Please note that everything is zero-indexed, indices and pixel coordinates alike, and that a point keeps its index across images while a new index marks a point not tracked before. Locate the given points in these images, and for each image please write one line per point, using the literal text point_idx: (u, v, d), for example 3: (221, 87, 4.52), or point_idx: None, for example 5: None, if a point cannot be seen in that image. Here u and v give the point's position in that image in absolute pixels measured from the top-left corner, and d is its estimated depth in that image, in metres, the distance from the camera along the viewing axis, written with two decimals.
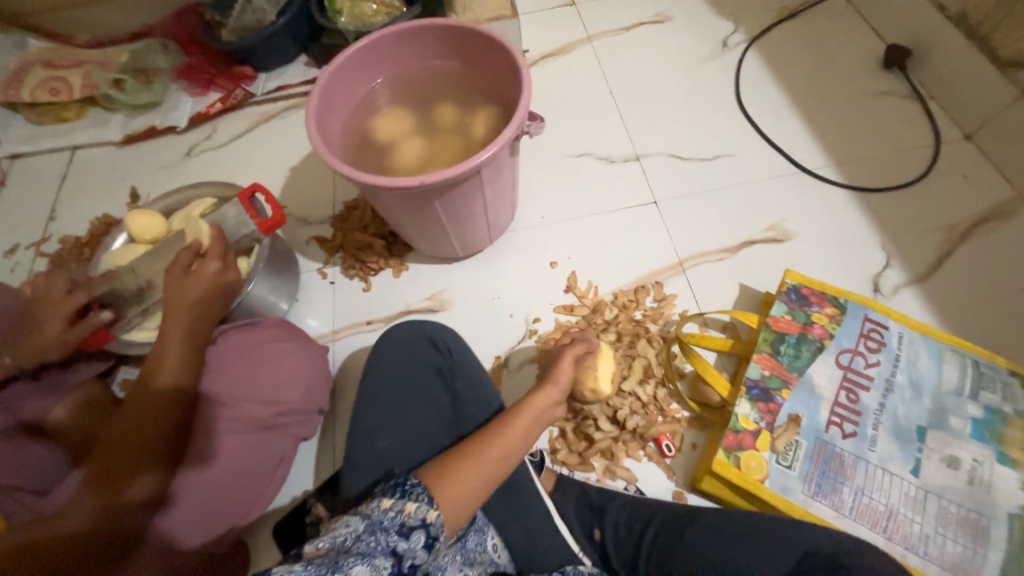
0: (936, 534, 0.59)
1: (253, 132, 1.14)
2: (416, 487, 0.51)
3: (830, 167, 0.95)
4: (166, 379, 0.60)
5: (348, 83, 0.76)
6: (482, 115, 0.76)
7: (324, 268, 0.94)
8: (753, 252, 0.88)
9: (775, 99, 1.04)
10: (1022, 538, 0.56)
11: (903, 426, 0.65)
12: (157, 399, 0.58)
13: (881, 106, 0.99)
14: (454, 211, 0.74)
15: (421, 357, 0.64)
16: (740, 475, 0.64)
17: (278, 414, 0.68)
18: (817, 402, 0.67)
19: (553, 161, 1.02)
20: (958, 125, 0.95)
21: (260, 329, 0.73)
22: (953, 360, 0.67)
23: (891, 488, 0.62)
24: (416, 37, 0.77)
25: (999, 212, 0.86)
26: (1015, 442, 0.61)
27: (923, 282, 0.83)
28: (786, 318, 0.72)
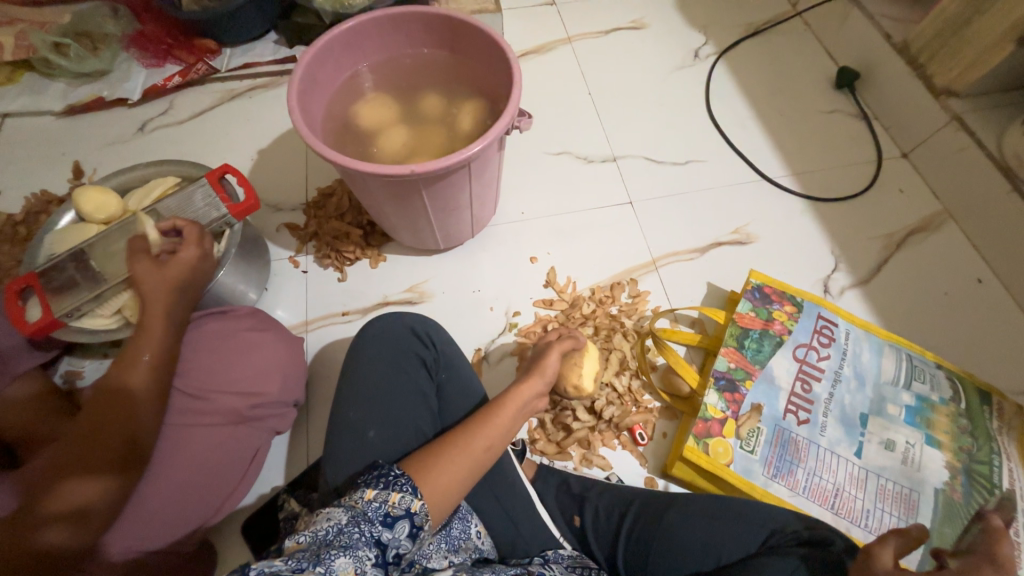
0: (875, 509, 0.66)
1: (216, 110, 1.07)
2: (400, 478, 0.49)
3: (787, 177, 1.02)
4: (137, 380, 0.57)
5: (330, 67, 0.73)
6: (468, 108, 0.75)
7: (296, 256, 0.91)
8: (719, 253, 0.94)
9: (741, 110, 1.10)
10: (944, 510, 0.64)
11: (849, 413, 0.71)
12: (127, 400, 0.55)
13: (832, 122, 1.08)
14: (440, 203, 0.73)
15: (405, 349, 0.63)
16: (708, 460, 0.69)
17: (253, 407, 0.66)
18: (777, 392, 0.73)
19: (533, 158, 1.04)
20: (896, 144, 1.05)
21: (234, 319, 0.70)
22: (890, 354, 0.75)
23: (840, 470, 0.68)
24: (402, 23, 0.75)
25: (929, 224, 0.97)
26: (940, 426, 0.69)
27: (865, 285, 0.91)
28: (749, 315, 0.78)
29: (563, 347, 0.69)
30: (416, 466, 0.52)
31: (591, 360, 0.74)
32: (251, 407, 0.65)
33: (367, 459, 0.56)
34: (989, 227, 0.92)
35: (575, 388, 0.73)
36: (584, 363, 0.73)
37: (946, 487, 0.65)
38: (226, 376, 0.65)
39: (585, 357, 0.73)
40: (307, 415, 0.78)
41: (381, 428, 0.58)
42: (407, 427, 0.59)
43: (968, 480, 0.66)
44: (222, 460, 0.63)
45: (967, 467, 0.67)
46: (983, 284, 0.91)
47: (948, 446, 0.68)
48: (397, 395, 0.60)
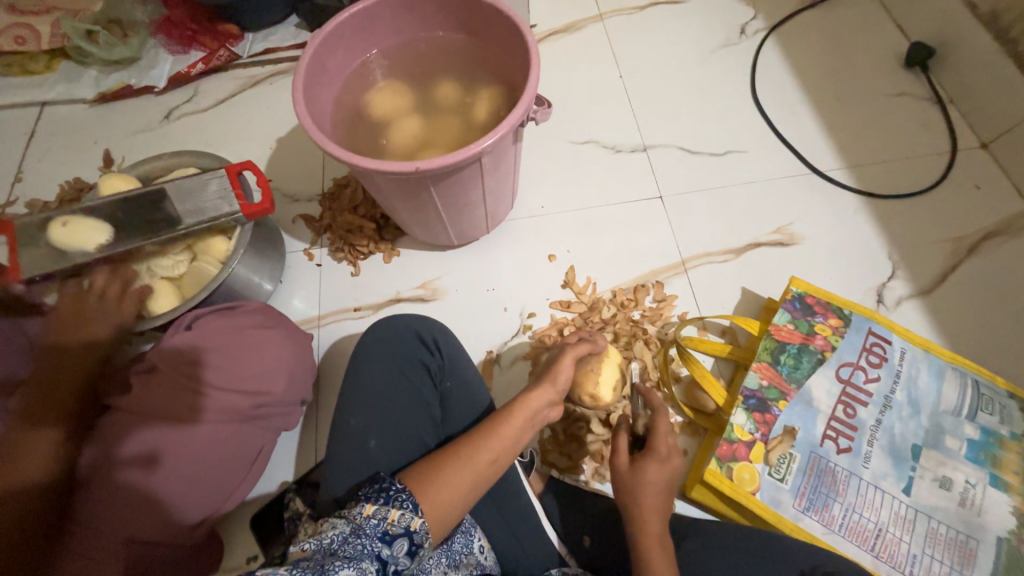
0: (922, 555, 0.58)
1: (237, 96, 1.06)
2: (401, 493, 0.44)
3: (841, 170, 0.91)
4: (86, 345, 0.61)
5: (341, 51, 0.70)
6: (485, 96, 0.70)
7: (310, 248, 0.90)
8: (757, 255, 0.85)
9: (792, 94, 0.99)
10: (1008, 562, 0.56)
11: (899, 444, 0.63)
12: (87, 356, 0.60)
13: (899, 107, 0.95)
14: (452, 198, 0.69)
15: (407, 355, 0.60)
16: (731, 485, 0.63)
17: (254, 407, 0.65)
18: (814, 415, 0.66)
19: (555, 147, 0.98)
20: (975, 133, 0.92)
21: (242, 315, 0.70)
22: (953, 379, 0.66)
23: (885, 508, 0.60)
24: (416, 4, 0.70)
25: (1010, 226, 0.84)
26: (1009, 465, 0.60)
27: (926, 296, 0.81)
28: (788, 327, 0.70)
29: (579, 352, 0.61)
30: (412, 481, 0.46)
31: (610, 367, 0.68)
32: (254, 404, 0.65)
33: (365, 472, 0.53)
34: None
35: (589, 395, 0.67)
36: (600, 370, 0.67)
37: (1011, 537, 0.57)
38: (228, 372, 0.64)
39: (601, 362, 0.67)
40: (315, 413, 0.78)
41: (381, 438, 0.54)
42: (406, 437, 0.55)
43: None
44: (225, 457, 0.63)
45: None
46: None
47: (1018, 489, 0.59)
48: (398, 404, 0.56)
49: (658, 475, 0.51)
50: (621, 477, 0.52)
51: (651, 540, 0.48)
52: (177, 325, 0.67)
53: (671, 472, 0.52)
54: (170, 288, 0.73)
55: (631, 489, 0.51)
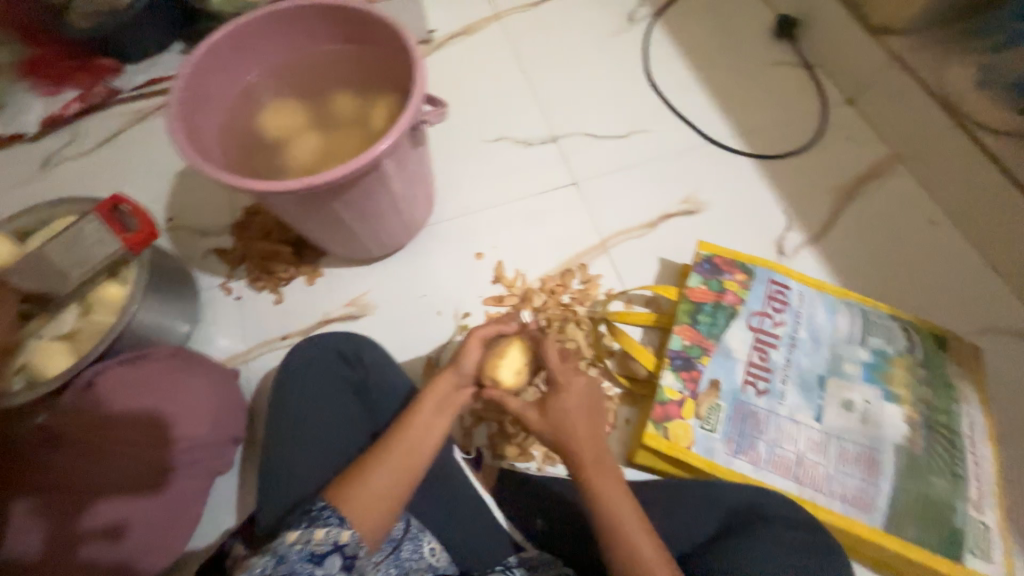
0: (837, 473, 0.63)
1: (125, 133, 0.99)
2: (325, 510, 0.44)
3: (734, 137, 0.99)
4: None
5: (219, 74, 0.67)
6: (380, 104, 0.69)
7: (227, 282, 0.86)
8: (670, 226, 0.91)
9: (682, 72, 1.06)
10: (906, 464, 0.63)
11: (807, 377, 0.69)
12: None
13: (775, 75, 1.04)
14: (360, 209, 0.68)
15: (332, 374, 0.59)
16: (668, 444, 0.66)
17: (178, 455, 0.64)
18: (733, 365, 0.71)
19: (469, 147, 0.99)
20: (841, 91, 1.02)
21: (150, 361, 0.67)
22: (844, 312, 0.73)
23: (802, 438, 0.66)
24: (295, 19, 0.69)
25: (879, 169, 0.95)
26: (897, 379, 0.68)
27: (818, 242, 0.89)
28: (700, 288, 0.75)
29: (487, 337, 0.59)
30: (336, 495, 0.46)
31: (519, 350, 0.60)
32: (179, 451, 0.64)
33: (297, 498, 0.52)
34: (938, 167, 0.89)
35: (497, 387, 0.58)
36: (503, 356, 0.59)
37: (906, 442, 0.64)
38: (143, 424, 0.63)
39: (502, 347, 0.60)
40: (248, 448, 0.74)
41: (311, 462, 0.53)
42: (338, 456, 0.54)
43: (928, 431, 0.64)
44: (157, 509, 0.62)
45: (926, 418, 0.65)
46: (936, 226, 0.89)
47: (906, 398, 0.66)
48: (326, 425, 0.55)
49: (575, 402, 0.53)
50: (545, 426, 0.53)
51: (587, 466, 0.50)
52: (77, 385, 0.63)
53: (583, 397, 0.55)
54: (64, 346, 0.67)
55: (559, 432, 0.52)
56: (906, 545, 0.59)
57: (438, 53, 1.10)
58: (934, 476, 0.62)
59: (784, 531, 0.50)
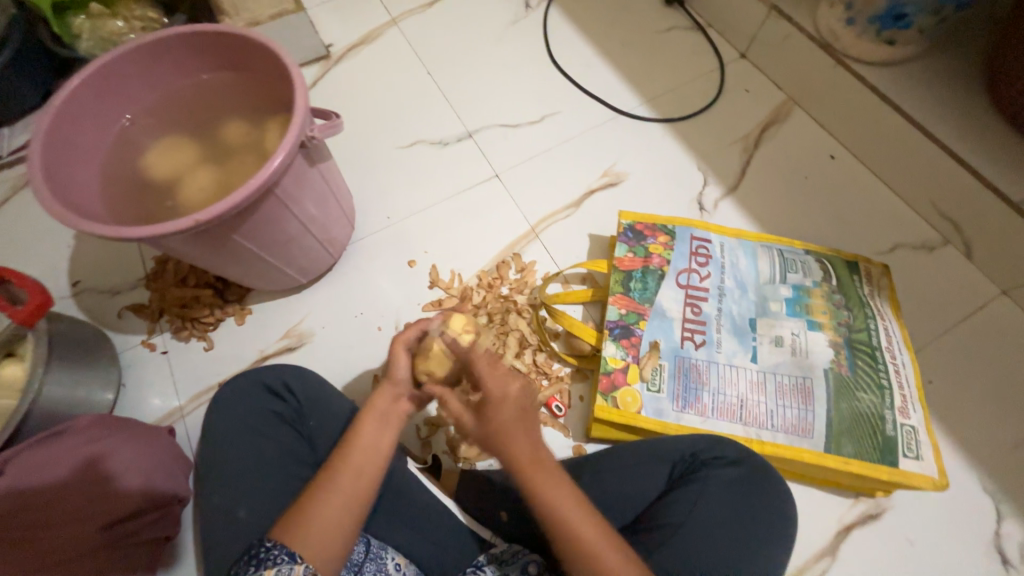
0: (778, 407, 0.66)
1: (8, 201, 0.91)
2: (273, 550, 0.42)
3: (642, 106, 1.01)
4: None
5: (86, 122, 0.63)
6: (269, 125, 0.67)
7: (149, 338, 0.81)
8: (594, 201, 0.92)
9: (584, 50, 1.07)
10: (837, 386, 0.66)
11: (739, 322, 0.72)
12: None
13: (671, 40, 1.08)
14: (267, 236, 0.66)
15: (263, 411, 0.57)
16: (619, 412, 0.68)
17: (111, 526, 0.59)
18: (670, 324, 0.72)
19: (384, 157, 0.97)
20: (733, 47, 1.06)
21: (69, 437, 0.61)
22: (763, 254, 0.76)
23: (741, 381, 0.69)
24: (161, 52, 0.66)
25: (778, 115, 0.99)
26: (818, 309, 0.71)
27: (735, 193, 0.93)
28: (628, 257, 0.76)
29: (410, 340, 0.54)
30: (281, 532, 0.43)
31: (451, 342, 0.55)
32: (107, 522, 0.59)
33: (241, 544, 0.50)
34: (829, 104, 0.94)
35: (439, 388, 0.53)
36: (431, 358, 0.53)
37: (833, 365, 0.67)
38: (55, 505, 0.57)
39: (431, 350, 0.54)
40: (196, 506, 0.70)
41: (250, 505, 0.51)
42: (280, 493, 0.52)
43: (851, 351, 0.68)
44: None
45: (848, 339, 0.69)
46: (837, 160, 0.95)
47: (828, 325, 0.70)
48: (260, 464, 0.53)
49: (511, 408, 0.48)
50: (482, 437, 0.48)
51: (527, 466, 0.46)
52: None
53: (521, 398, 0.49)
54: None
55: (496, 442, 0.47)
56: (846, 461, 0.63)
57: (339, 67, 1.07)
58: (862, 392, 0.66)
59: (715, 469, 0.55)
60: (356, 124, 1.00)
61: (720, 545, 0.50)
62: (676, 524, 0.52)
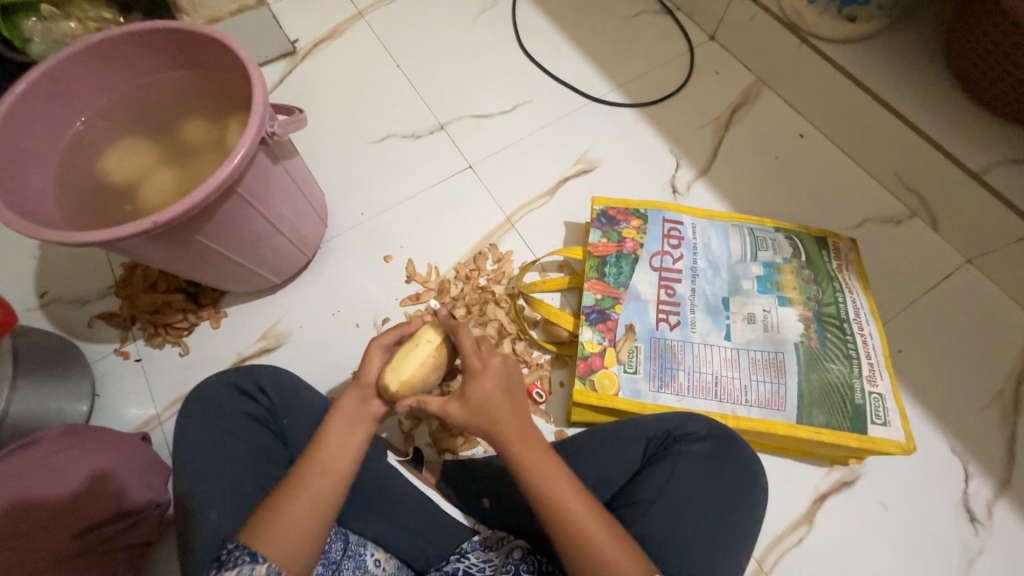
0: (751, 383, 0.68)
1: None
2: (235, 551, 0.42)
3: (613, 92, 1.01)
4: None
5: (37, 126, 0.62)
6: (229, 123, 0.65)
7: (122, 346, 0.80)
8: (569, 189, 0.92)
9: (554, 37, 1.07)
10: (807, 359, 0.68)
11: (712, 301, 0.73)
12: None
13: (640, 25, 1.08)
14: (233, 236, 0.65)
15: (236, 413, 0.56)
16: (598, 395, 0.69)
17: (88, 531, 0.59)
18: (645, 306, 0.73)
19: (356, 152, 0.96)
20: (702, 29, 1.06)
21: (45, 445, 0.62)
22: (734, 234, 0.77)
23: (716, 358, 0.70)
24: (113, 52, 0.64)
25: (748, 96, 1.00)
26: (788, 284, 0.73)
27: (707, 174, 0.93)
28: (602, 242, 0.77)
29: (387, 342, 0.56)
30: (249, 531, 0.43)
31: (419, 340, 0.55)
32: (81, 529, 0.58)
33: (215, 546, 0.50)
34: (796, 83, 0.95)
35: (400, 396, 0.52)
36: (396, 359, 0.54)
37: (804, 339, 0.69)
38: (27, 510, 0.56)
39: (400, 349, 0.55)
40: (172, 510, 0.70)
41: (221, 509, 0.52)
42: (252, 494, 0.52)
43: (820, 324, 0.70)
44: None
45: (818, 313, 0.70)
46: (805, 138, 0.96)
47: (798, 300, 0.71)
48: (234, 466, 0.53)
49: (492, 383, 0.48)
50: (472, 415, 0.48)
51: (515, 440, 0.47)
52: None
53: (503, 370, 0.50)
54: None
55: (486, 418, 0.48)
56: (817, 431, 0.65)
57: (306, 63, 1.05)
58: (831, 364, 0.67)
59: (689, 445, 0.55)
60: (327, 120, 0.99)
61: (691, 521, 0.52)
62: (648, 502, 0.53)
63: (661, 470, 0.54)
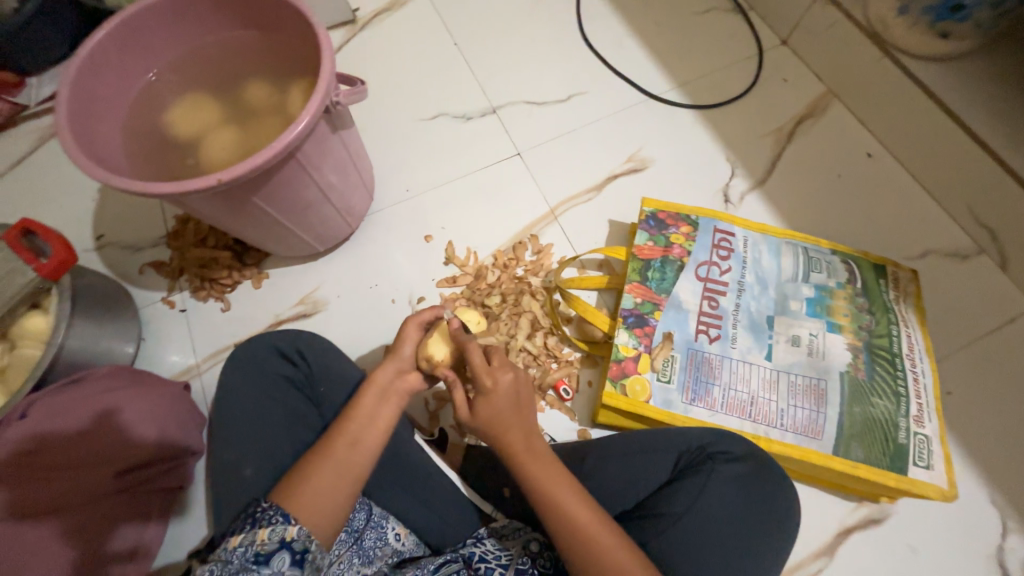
0: (788, 407, 0.66)
1: (36, 152, 0.92)
2: (268, 509, 0.43)
3: (673, 90, 0.98)
4: None
5: (111, 75, 0.63)
6: (292, 88, 0.66)
7: (168, 295, 0.82)
8: (617, 187, 0.90)
9: (617, 28, 1.03)
10: (851, 391, 0.65)
11: (756, 319, 0.71)
12: None
13: (710, 22, 1.03)
14: (285, 201, 0.66)
15: (275, 375, 0.58)
16: (627, 400, 0.68)
17: (127, 471, 0.62)
18: (685, 316, 0.71)
19: (406, 128, 0.96)
20: (775, 32, 1.01)
21: (90, 383, 0.65)
22: (788, 251, 0.74)
23: (754, 378, 0.68)
24: (187, 7, 0.65)
25: (816, 108, 0.95)
26: (839, 311, 0.70)
27: (763, 186, 0.90)
28: (648, 245, 0.75)
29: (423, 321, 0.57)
30: (283, 492, 0.45)
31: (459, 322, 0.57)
32: (121, 469, 0.61)
33: (246, 500, 0.52)
34: (871, 99, 0.90)
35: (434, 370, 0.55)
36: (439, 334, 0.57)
37: (850, 369, 0.66)
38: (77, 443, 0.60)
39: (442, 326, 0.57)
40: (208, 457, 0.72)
41: (254, 467, 0.54)
42: (284, 455, 0.54)
43: (869, 356, 0.67)
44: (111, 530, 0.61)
45: (868, 344, 0.67)
46: (873, 158, 0.91)
47: (848, 328, 0.68)
48: (270, 426, 0.55)
49: (502, 403, 0.50)
50: (478, 428, 0.50)
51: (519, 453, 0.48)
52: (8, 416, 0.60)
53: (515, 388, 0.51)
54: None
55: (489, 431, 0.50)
56: (854, 465, 0.63)
57: (365, 33, 1.05)
58: (877, 398, 0.65)
59: (721, 463, 0.54)
60: (380, 93, 0.99)
61: (718, 541, 0.51)
62: (676, 515, 0.52)
63: (690, 485, 0.53)
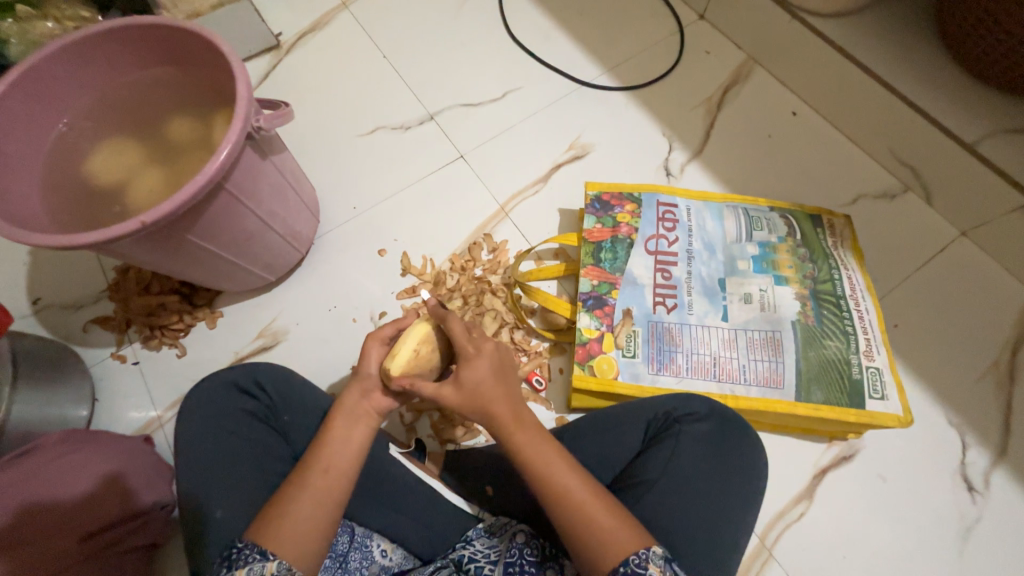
0: (749, 362, 0.68)
1: None
2: (245, 550, 0.42)
3: (604, 75, 1.00)
4: None
5: (18, 130, 0.60)
6: (214, 120, 0.64)
7: (119, 349, 0.79)
8: (562, 175, 0.92)
9: (542, 22, 1.05)
10: (805, 337, 0.68)
11: (708, 283, 0.73)
12: None
13: (629, 6, 1.06)
14: (224, 235, 0.64)
15: (234, 412, 0.56)
16: (597, 380, 0.69)
17: (92, 535, 0.59)
18: (642, 291, 0.73)
19: (346, 146, 0.95)
20: (691, 8, 1.05)
21: (45, 450, 0.61)
22: (729, 214, 0.77)
23: (713, 340, 0.70)
24: (90, 50, 0.62)
25: (739, 75, 0.99)
26: (784, 264, 0.73)
27: (701, 156, 0.93)
28: (597, 228, 0.76)
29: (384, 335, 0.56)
30: (257, 529, 0.44)
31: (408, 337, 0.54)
32: (86, 533, 0.58)
33: (221, 544, 0.50)
34: (788, 60, 0.94)
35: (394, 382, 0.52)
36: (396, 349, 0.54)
37: (801, 317, 0.69)
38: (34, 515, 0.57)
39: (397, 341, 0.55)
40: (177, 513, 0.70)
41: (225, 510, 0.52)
42: (256, 491, 0.53)
43: (817, 302, 0.70)
44: None
45: (814, 291, 0.70)
46: (798, 116, 0.95)
47: (794, 279, 0.71)
48: (237, 465, 0.53)
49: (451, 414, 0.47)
50: None
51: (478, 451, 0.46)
52: None
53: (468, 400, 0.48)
54: None
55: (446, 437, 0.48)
56: (817, 407, 0.65)
57: (291, 57, 1.03)
58: (829, 340, 0.68)
59: (688, 425, 0.56)
60: (314, 114, 0.97)
61: (695, 500, 0.52)
62: (651, 483, 0.53)
63: (661, 451, 0.55)
